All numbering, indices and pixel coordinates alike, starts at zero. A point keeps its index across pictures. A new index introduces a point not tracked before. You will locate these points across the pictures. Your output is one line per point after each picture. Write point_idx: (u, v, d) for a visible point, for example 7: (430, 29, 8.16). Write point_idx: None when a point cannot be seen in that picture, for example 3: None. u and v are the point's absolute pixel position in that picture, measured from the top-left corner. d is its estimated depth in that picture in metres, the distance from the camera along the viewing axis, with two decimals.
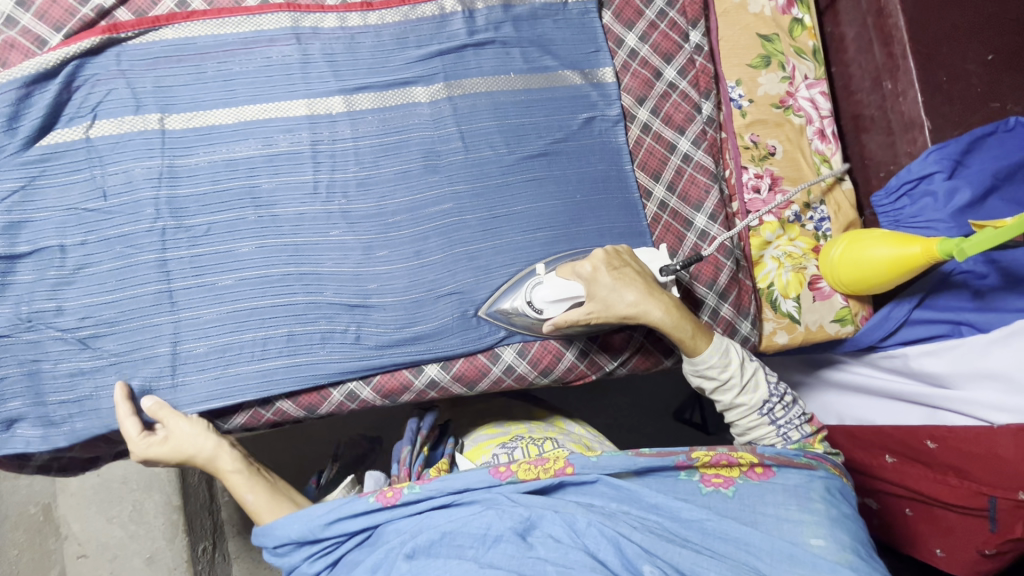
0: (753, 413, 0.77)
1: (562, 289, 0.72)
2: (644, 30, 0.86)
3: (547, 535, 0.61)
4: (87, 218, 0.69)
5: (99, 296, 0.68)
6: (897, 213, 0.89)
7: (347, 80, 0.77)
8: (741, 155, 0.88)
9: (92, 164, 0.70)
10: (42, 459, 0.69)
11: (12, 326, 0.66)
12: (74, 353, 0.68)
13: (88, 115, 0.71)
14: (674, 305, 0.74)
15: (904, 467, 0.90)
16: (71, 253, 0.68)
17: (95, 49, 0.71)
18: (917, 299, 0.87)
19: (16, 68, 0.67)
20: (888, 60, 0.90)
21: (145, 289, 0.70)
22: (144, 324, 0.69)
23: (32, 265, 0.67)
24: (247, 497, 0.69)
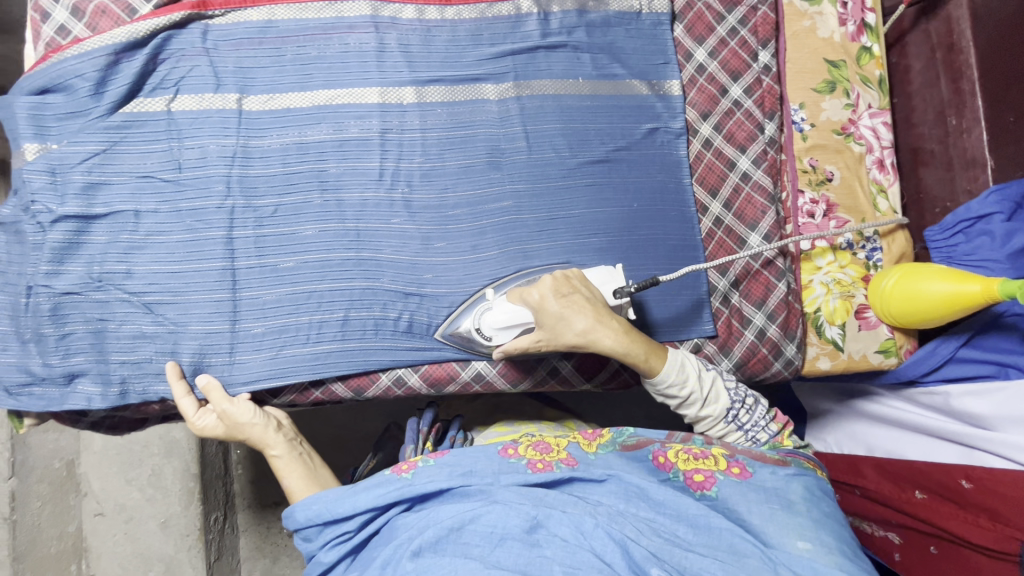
0: (719, 422, 0.74)
1: (510, 316, 0.69)
2: (713, 47, 0.87)
3: (553, 535, 0.56)
4: (160, 186, 0.71)
5: (167, 262, 0.70)
6: (950, 250, 0.88)
7: (420, 72, 0.79)
8: (799, 178, 0.88)
9: (171, 136, 0.72)
10: (97, 415, 0.71)
11: (81, 284, 0.68)
12: (139, 314, 0.69)
13: (171, 87, 0.73)
14: (626, 329, 0.69)
15: (935, 504, 0.88)
16: (144, 218, 0.70)
17: (181, 23, 0.73)
18: (964, 338, 0.87)
19: (109, 35, 0.69)
20: (955, 95, 0.90)
21: (211, 260, 0.71)
22: (207, 296, 0.71)
23: (105, 226, 0.69)
24: (286, 480, 0.69)
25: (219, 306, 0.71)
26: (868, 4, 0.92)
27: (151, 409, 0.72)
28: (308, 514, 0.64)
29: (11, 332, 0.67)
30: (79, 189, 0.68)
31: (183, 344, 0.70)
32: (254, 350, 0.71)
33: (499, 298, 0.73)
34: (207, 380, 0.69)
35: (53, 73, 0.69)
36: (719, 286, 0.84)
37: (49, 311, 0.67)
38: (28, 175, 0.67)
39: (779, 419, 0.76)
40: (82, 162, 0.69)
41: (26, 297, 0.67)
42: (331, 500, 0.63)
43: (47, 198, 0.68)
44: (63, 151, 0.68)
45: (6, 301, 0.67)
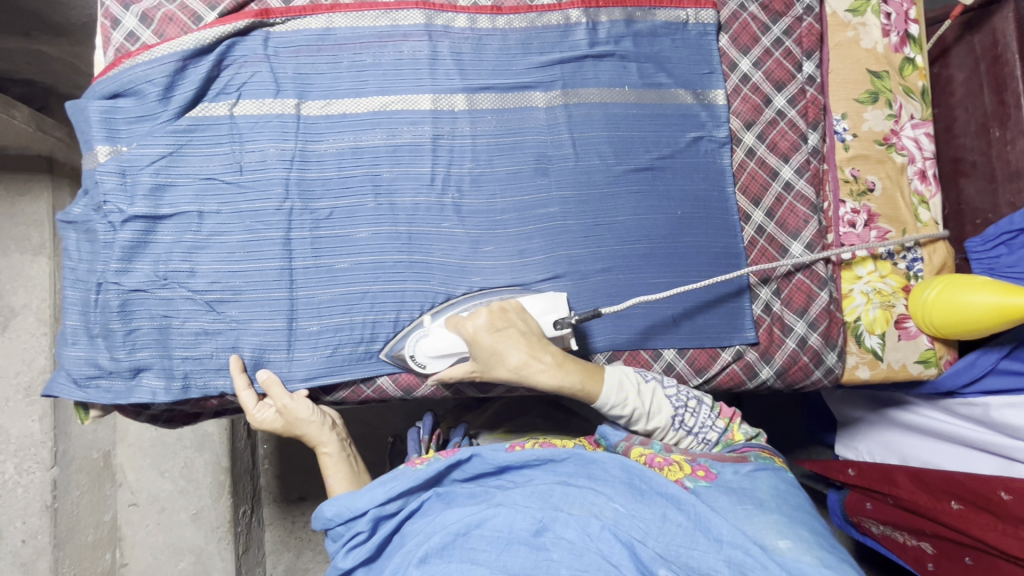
0: (667, 427, 0.71)
1: (447, 344, 0.71)
2: (758, 57, 0.88)
3: (555, 537, 0.51)
4: (223, 188, 0.73)
5: (229, 262, 0.73)
6: (993, 261, 0.88)
7: (472, 80, 0.81)
8: (841, 188, 0.89)
9: (233, 139, 0.74)
10: (157, 408, 0.73)
11: (148, 281, 0.71)
12: (202, 311, 0.72)
13: (234, 93, 0.75)
14: (560, 362, 0.69)
15: (971, 515, 0.89)
16: (209, 219, 0.73)
17: (244, 30, 0.76)
18: (1007, 349, 0.87)
19: (177, 43, 0.72)
20: (999, 107, 0.90)
21: (272, 260, 0.74)
22: (265, 295, 0.73)
23: (172, 225, 0.72)
24: (331, 481, 0.72)
25: (278, 304, 0.73)
26: (912, 15, 0.93)
27: (208, 404, 0.74)
28: (334, 510, 0.61)
29: (80, 325, 0.70)
30: (148, 190, 0.71)
31: (244, 341, 0.72)
32: (311, 347, 0.74)
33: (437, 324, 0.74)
34: (268, 377, 0.72)
35: (124, 79, 0.71)
36: (761, 294, 0.85)
37: (117, 307, 0.70)
38: (100, 176, 0.70)
39: (726, 413, 0.73)
40: (150, 165, 0.71)
41: (97, 292, 0.70)
42: (357, 496, 0.60)
43: (118, 198, 0.70)
44: (133, 153, 0.71)
45: (76, 296, 0.70)
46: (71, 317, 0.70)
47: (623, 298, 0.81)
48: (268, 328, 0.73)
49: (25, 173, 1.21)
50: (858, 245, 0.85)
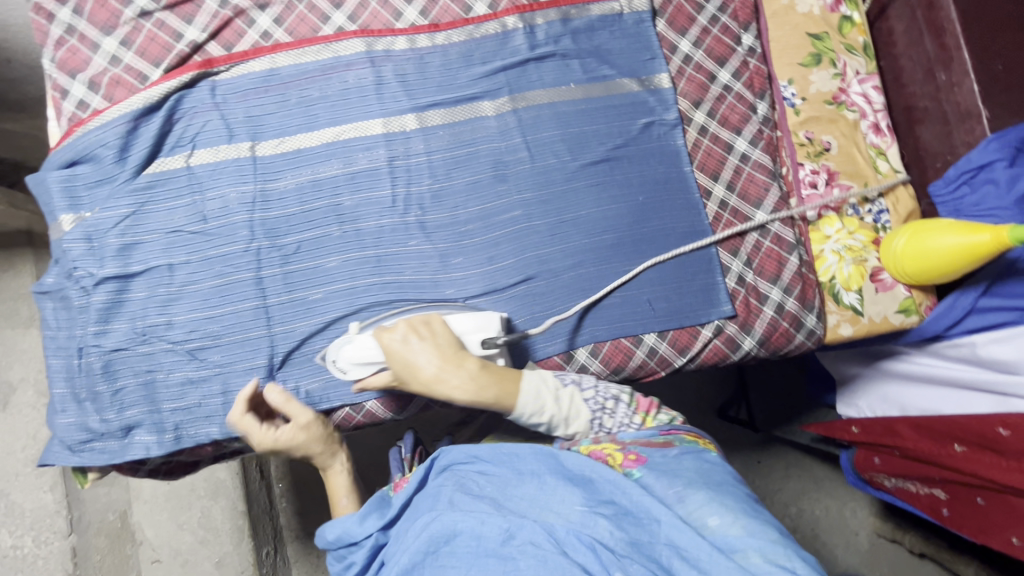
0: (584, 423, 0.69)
1: (367, 352, 0.70)
2: (697, 36, 0.89)
3: (521, 541, 0.52)
4: (189, 239, 0.75)
5: (205, 309, 0.74)
6: (958, 202, 0.90)
7: (419, 99, 0.82)
8: (797, 152, 0.90)
9: (193, 190, 0.76)
10: (154, 463, 0.74)
11: (129, 340, 0.72)
12: (186, 361, 0.73)
13: (188, 144, 0.76)
14: (475, 376, 0.67)
15: (975, 456, 0.89)
16: (180, 269, 0.74)
17: (190, 83, 0.77)
18: (983, 287, 0.87)
19: (126, 104, 0.74)
20: (941, 51, 0.91)
21: (246, 301, 0.75)
22: (245, 337, 0.74)
23: (144, 282, 0.73)
24: (345, 501, 0.73)
25: (259, 343, 0.74)
26: None
27: (203, 452, 0.75)
28: (338, 532, 0.64)
29: (67, 392, 0.71)
30: (116, 250, 0.72)
31: (231, 384, 0.73)
32: (297, 380, 0.75)
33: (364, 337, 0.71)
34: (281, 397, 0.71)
35: (80, 146, 0.73)
36: (733, 267, 0.86)
37: (101, 370, 0.71)
38: (67, 245, 0.71)
39: (642, 407, 0.71)
40: (114, 227, 0.73)
41: (79, 358, 0.71)
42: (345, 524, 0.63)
43: (87, 263, 0.72)
44: (97, 218, 0.73)
45: (59, 364, 0.71)
46: (57, 386, 0.71)
47: (597, 289, 0.82)
48: (252, 367, 0.74)
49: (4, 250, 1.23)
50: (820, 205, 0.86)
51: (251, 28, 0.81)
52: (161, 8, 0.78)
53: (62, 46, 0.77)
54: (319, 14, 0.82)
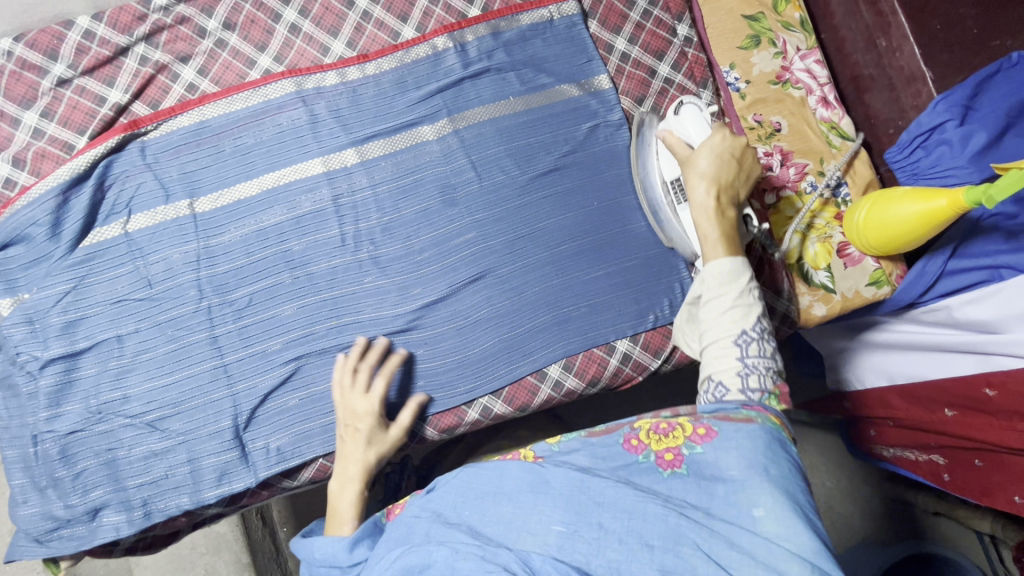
0: (727, 340, 0.64)
1: (693, 125, 0.74)
2: (631, 33, 0.88)
3: (499, 565, 0.50)
4: (136, 307, 0.72)
5: (160, 377, 0.71)
6: (914, 166, 0.88)
7: (356, 132, 0.80)
8: (748, 136, 0.89)
9: (134, 257, 0.73)
10: (127, 542, 0.72)
11: (84, 419, 0.69)
12: (147, 433, 0.70)
13: (124, 211, 0.74)
14: (721, 217, 0.68)
15: (966, 419, 0.88)
16: (129, 340, 0.72)
17: (118, 146, 0.75)
18: (949, 251, 0.87)
19: (52, 178, 0.71)
20: (878, 18, 0.90)
21: (202, 363, 0.72)
22: (205, 401, 0.72)
23: (94, 357, 0.71)
24: (349, 522, 0.66)
25: (222, 404, 0.72)
26: None
27: (178, 523, 0.73)
28: (324, 554, 0.62)
29: (26, 482, 0.69)
30: (60, 329, 0.70)
31: (197, 451, 0.71)
32: (266, 437, 0.73)
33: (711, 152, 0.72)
34: (409, 397, 0.72)
35: (9, 228, 0.71)
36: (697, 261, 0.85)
37: (58, 455, 0.68)
38: (8, 330, 0.69)
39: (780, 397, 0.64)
40: (56, 305, 0.70)
41: (34, 446, 0.69)
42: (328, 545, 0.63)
43: (31, 346, 0.69)
44: (36, 298, 0.70)
45: (15, 454, 0.69)
46: (15, 477, 0.69)
47: (563, 302, 0.80)
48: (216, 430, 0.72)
49: None
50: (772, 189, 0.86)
51: (176, 82, 0.79)
52: (80, 73, 0.76)
53: None
54: (244, 59, 0.80)
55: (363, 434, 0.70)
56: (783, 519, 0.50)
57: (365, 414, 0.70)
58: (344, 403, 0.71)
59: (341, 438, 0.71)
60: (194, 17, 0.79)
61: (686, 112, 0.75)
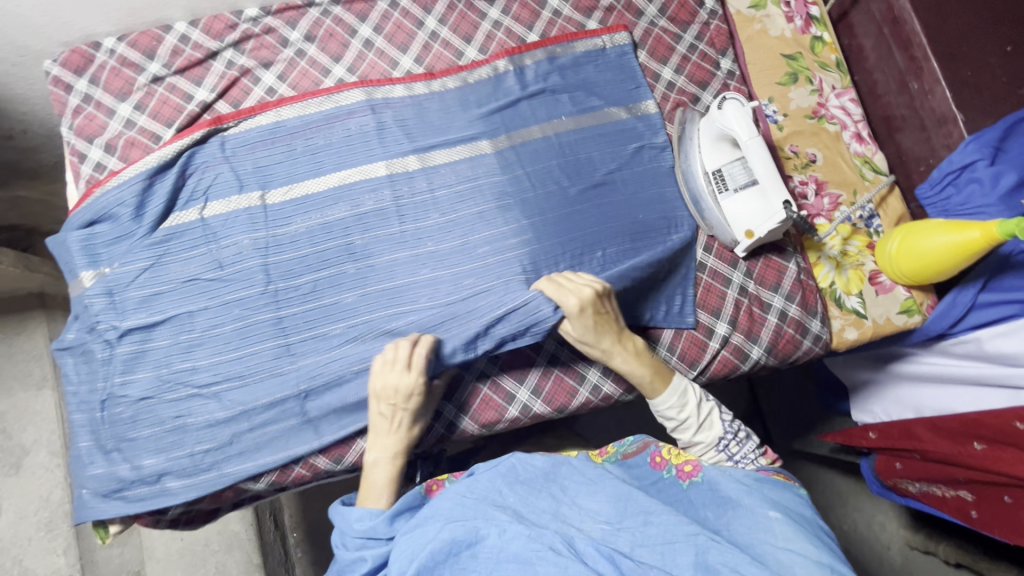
0: (712, 450, 0.74)
1: (735, 118, 0.79)
2: (678, 64, 0.94)
3: (545, 545, 0.56)
4: (207, 286, 0.77)
5: (223, 352, 0.75)
6: (945, 202, 0.93)
7: (419, 139, 0.86)
8: (785, 165, 0.94)
9: (209, 241, 0.78)
10: (173, 514, 0.74)
11: (152, 386, 0.74)
12: (207, 402, 0.74)
13: (202, 198, 0.80)
14: (623, 344, 0.75)
15: (997, 453, 0.87)
16: (199, 315, 0.76)
17: (202, 139, 0.81)
18: (981, 283, 0.89)
19: (141, 163, 0.77)
20: (911, 63, 0.96)
21: (262, 343, 0.76)
22: (267, 378, 0.75)
23: (167, 328, 0.75)
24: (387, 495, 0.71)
25: (276, 380, 0.75)
26: None
27: (223, 497, 0.76)
28: (363, 526, 0.67)
29: (92, 444, 0.73)
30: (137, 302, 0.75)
31: (253, 422, 0.74)
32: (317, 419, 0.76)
33: (752, 143, 0.78)
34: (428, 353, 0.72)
35: (98, 207, 0.76)
36: (733, 278, 0.88)
37: (126, 419, 0.73)
38: (89, 300, 0.74)
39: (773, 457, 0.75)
40: (135, 280, 0.75)
41: (103, 410, 0.73)
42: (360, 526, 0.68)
43: (109, 317, 0.74)
44: (117, 272, 0.75)
45: (83, 417, 0.73)
46: (83, 439, 0.73)
47: None
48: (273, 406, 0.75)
49: (20, 313, 1.26)
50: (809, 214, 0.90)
51: (257, 85, 0.86)
52: (172, 72, 0.83)
53: (79, 114, 0.82)
54: (320, 68, 0.87)
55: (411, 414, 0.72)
56: (793, 534, 0.60)
57: (410, 397, 0.71)
58: (390, 383, 0.71)
59: (380, 413, 0.72)
60: (280, 28, 0.87)
61: (729, 107, 0.80)
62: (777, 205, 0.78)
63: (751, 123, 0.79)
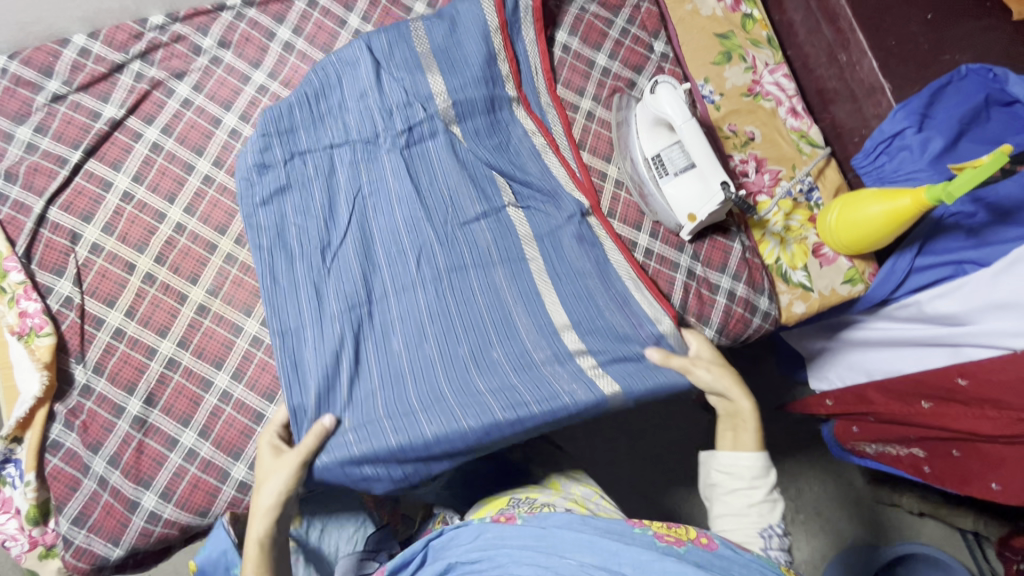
0: (751, 528, 0.64)
1: (674, 103, 0.79)
2: (611, 49, 0.93)
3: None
4: (338, 215, 0.77)
5: (362, 99, 0.79)
6: (880, 170, 0.96)
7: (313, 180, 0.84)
8: (724, 145, 0.94)
9: (349, 251, 0.76)
10: (117, 558, 0.69)
11: (346, 68, 0.79)
12: (341, 162, 0.78)
13: (286, 195, 0.76)
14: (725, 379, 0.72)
15: (942, 409, 0.89)
16: (459, 149, 0.82)
17: (281, 119, 0.77)
18: (916, 248, 0.94)
19: (309, 121, 0.78)
20: (838, 35, 0.97)
21: (394, 186, 0.78)
22: (326, 221, 0.76)
23: (510, 217, 0.81)
24: None
25: (333, 200, 0.77)
26: None
27: (169, 536, 0.70)
28: None
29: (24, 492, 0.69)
30: (416, 57, 0.82)
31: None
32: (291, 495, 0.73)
33: (687, 127, 0.78)
34: None
35: (404, 101, 0.80)
36: (681, 263, 0.87)
37: (66, 460, 0.70)
38: (287, 204, 0.76)
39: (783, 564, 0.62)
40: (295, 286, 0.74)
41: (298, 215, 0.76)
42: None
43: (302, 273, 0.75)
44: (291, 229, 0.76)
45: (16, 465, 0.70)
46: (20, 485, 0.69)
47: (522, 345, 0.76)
48: (288, 208, 0.77)
49: None
50: (775, 197, 0.92)
51: (171, 97, 0.80)
52: (75, 90, 0.78)
53: None
54: (238, 75, 0.82)
55: (278, 512, 0.63)
56: None
57: None
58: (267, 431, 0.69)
59: None
60: (190, 36, 0.81)
61: (662, 91, 0.80)
62: (714, 186, 0.78)
63: (686, 106, 0.79)
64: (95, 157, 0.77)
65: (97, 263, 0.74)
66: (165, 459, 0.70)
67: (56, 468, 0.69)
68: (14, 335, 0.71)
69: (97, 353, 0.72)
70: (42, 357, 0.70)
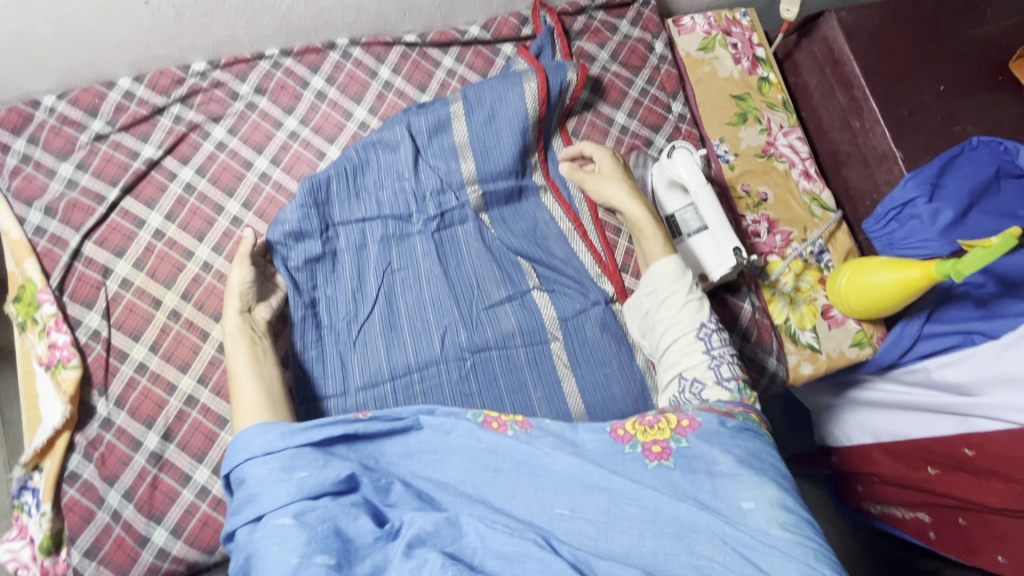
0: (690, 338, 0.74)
1: (690, 171, 0.82)
2: (630, 108, 0.96)
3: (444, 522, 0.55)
4: (370, 290, 0.80)
5: (398, 180, 0.83)
6: (890, 237, 0.95)
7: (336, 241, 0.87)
8: (738, 205, 0.96)
9: (377, 327, 0.79)
10: None
11: (385, 149, 0.83)
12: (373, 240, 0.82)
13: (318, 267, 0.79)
14: (633, 195, 0.83)
15: (950, 477, 0.90)
16: (487, 235, 0.85)
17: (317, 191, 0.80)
18: (924, 315, 0.95)
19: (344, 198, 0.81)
20: (852, 102, 1.00)
21: (427, 272, 0.82)
22: (358, 298, 0.80)
23: (535, 300, 0.84)
24: None
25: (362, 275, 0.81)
26: (755, 40, 1.04)
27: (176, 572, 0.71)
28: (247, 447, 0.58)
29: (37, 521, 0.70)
30: (453, 145, 0.84)
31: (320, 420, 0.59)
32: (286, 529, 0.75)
33: (702, 191, 0.82)
34: None
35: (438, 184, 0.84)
36: None
37: (82, 491, 0.71)
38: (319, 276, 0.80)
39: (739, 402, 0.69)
40: (322, 353, 0.77)
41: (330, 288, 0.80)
42: (253, 443, 0.58)
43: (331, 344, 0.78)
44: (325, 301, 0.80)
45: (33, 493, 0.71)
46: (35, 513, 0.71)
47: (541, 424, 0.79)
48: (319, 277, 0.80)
49: None
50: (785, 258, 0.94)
51: (207, 140, 0.84)
52: (117, 130, 0.81)
53: (18, 176, 0.79)
54: (271, 121, 0.85)
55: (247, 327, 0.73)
56: None
57: None
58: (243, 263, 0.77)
59: None
60: (229, 82, 0.85)
61: (679, 155, 0.83)
62: (727, 250, 0.81)
63: (700, 171, 0.83)
64: (131, 195, 0.80)
65: (126, 297, 0.77)
66: (178, 495, 0.72)
67: (71, 499, 0.70)
68: (43, 365, 0.74)
69: (119, 387, 0.74)
70: (67, 390, 0.72)
